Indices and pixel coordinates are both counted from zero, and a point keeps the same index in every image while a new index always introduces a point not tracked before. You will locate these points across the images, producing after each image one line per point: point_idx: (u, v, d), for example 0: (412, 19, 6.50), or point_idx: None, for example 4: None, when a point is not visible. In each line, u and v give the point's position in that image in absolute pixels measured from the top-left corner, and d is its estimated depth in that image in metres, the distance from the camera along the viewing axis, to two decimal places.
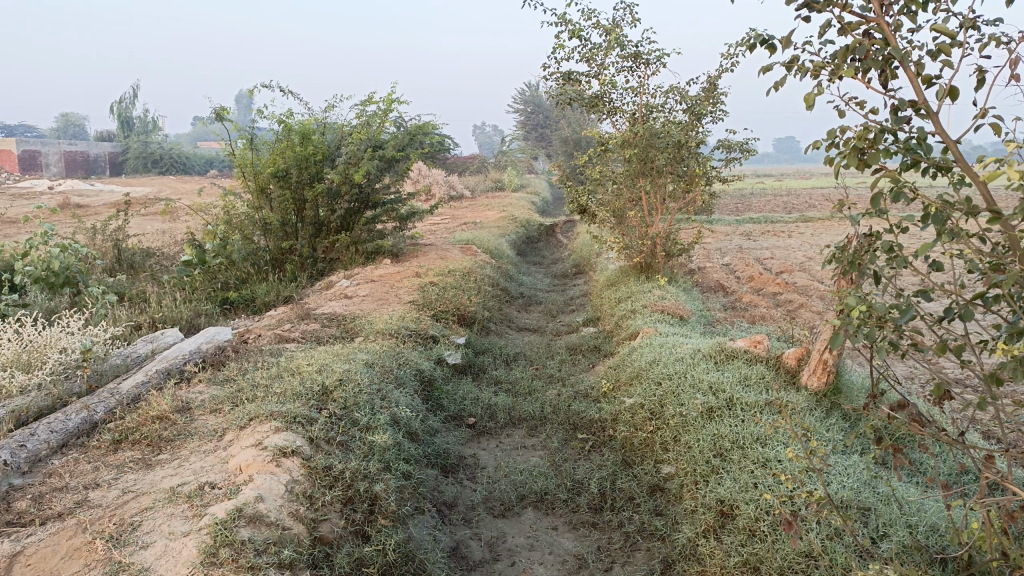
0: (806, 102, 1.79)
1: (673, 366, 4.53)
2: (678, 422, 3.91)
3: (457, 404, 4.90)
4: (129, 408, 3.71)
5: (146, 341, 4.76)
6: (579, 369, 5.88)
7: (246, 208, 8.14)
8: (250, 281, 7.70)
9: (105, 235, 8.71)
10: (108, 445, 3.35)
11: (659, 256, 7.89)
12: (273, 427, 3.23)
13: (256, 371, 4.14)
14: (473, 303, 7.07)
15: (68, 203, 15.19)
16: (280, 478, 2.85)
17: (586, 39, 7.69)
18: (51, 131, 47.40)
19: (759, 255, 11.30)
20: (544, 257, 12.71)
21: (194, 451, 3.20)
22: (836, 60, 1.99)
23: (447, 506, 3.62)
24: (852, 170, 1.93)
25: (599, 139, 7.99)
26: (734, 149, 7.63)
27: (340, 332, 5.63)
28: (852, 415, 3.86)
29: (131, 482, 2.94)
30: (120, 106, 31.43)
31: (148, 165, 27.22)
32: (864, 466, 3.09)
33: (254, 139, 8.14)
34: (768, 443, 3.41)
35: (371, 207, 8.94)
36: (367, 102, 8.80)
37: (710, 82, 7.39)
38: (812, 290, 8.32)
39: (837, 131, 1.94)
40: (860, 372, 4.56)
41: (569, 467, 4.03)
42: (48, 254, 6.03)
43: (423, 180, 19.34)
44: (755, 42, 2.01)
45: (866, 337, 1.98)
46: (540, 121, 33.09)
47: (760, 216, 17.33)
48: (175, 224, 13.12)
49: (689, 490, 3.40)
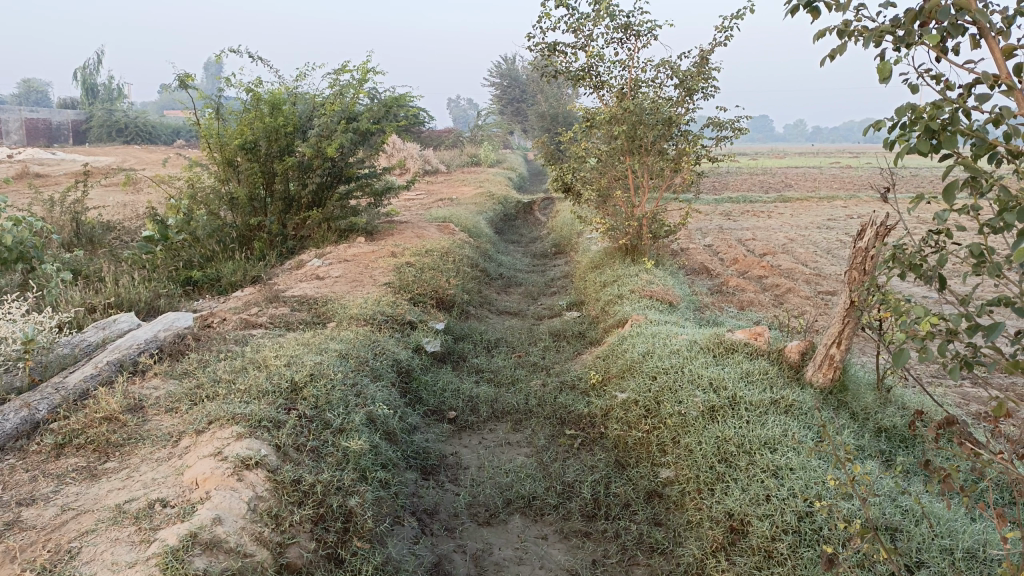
0: (881, 72, 1.54)
1: (669, 359, 4.24)
2: (677, 422, 3.64)
3: (437, 397, 4.59)
4: (76, 407, 3.35)
5: (98, 328, 4.36)
6: (564, 357, 5.58)
7: (212, 181, 7.70)
8: (215, 260, 7.29)
9: (62, 208, 8.21)
10: (49, 450, 3.00)
11: (646, 238, 7.57)
12: (235, 432, 2.89)
13: (218, 364, 3.78)
14: (451, 285, 6.73)
15: (27, 171, 14.46)
16: (240, 495, 2.51)
17: (573, 8, 7.30)
18: (10, 96, 45.77)
19: (742, 236, 11.06)
20: (523, 236, 12.36)
21: (145, 459, 2.86)
22: (902, 25, 1.67)
23: (427, 514, 3.31)
24: (921, 156, 1.64)
25: (583, 115, 7.62)
26: (725, 128, 7.25)
27: (311, 317, 5.28)
28: (861, 416, 3.61)
29: (72, 498, 2.59)
30: (84, 72, 30.30)
31: (112, 135, 26.36)
32: (887, 478, 2.86)
33: (220, 109, 7.66)
34: (778, 449, 3.16)
35: (344, 181, 8.53)
36: (341, 72, 8.36)
37: (701, 56, 7.05)
38: (798, 273, 8.07)
39: (904, 109, 1.65)
40: (864, 367, 4.29)
41: (559, 468, 3.75)
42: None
43: (397, 154, 18.82)
44: (800, 4, 1.74)
45: (934, 352, 1.68)
46: (516, 95, 32.38)
47: (739, 194, 17.06)
48: (138, 196, 12.54)
49: (692, 499, 3.15)
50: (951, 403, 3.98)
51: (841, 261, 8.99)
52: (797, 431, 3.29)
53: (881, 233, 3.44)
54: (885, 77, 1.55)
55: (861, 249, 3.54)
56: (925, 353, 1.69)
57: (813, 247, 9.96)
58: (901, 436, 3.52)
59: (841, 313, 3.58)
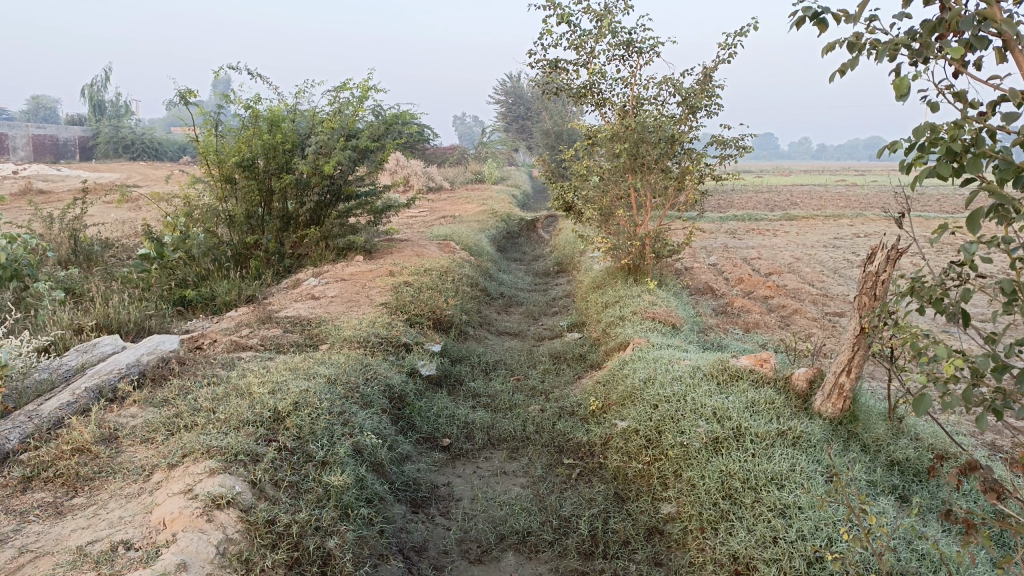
0: (897, 89, 1.40)
1: (672, 387, 4.06)
2: (679, 454, 3.48)
3: (430, 424, 4.42)
4: (49, 436, 3.19)
5: (78, 351, 4.21)
6: (563, 381, 5.41)
7: (208, 199, 7.59)
8: (210, 278, 7.15)
9: (58, 224, 8.10)
10: (16, 484, 2.83)
11: (649, 258, 7.41)
12: (208, 468, 2.73)
13: (201, 391, 3.61)
14: (450, 305, 6.57)
15: (28, 187, 14.34)
16: (209, 537, 2.35)
17: (575, 24, 7.20)
18: (19, 113, 46.11)
19: (747, 254, 10.89)
20: (525, 254, 12.22)
21: (114, 495, 2.70)
22: (919, 38, 1.53)
23: (415, 551, 3.14)
24: (942, 181, 1.48)
25: (585, 132, 7.51)
26: (729, 146, 7.11)
27: (303, 339, 5.13)
28: (872, 448, 3.43)
29: (32, 538, 2.43)
30: (91, 89, 30.45)
31: (118, 151, 26.36)
32: (901, 520, 2.70)
33: (219, 125, 7.51)
34: (785, 485, 2.99)
35: (343, 199, 8.40)
36: (341, 89, 8.26)
37: (705, 73, 6.92)
38: (805, 294, 7.90)
39: (922, 129, 1.50)
40: (874, 395, 4.11)
41: (555, 502, 3.57)
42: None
43: (401, 171, 18.74)
44: (806, 15, 1.61)
45: (961, 398, 1.52)
46: (521, 113, 32.40)
47: (744, 212, 16.88)
48: (140, 212, 12.45)
49: (695, 539, 3.00)
50: (966, 434, 3.80)
51: (848, 281, 8.82)
52: (806, 465, 3.12)
53: (892, 257, 3.26)
54: (902, 93, 1.41)
55: (872, 273, 3.36)
56: (953, 399, 1.52)
57: (820, 267, 9.78)
58: (915, 470, 3.33)
59: (851, 340, 3.39)
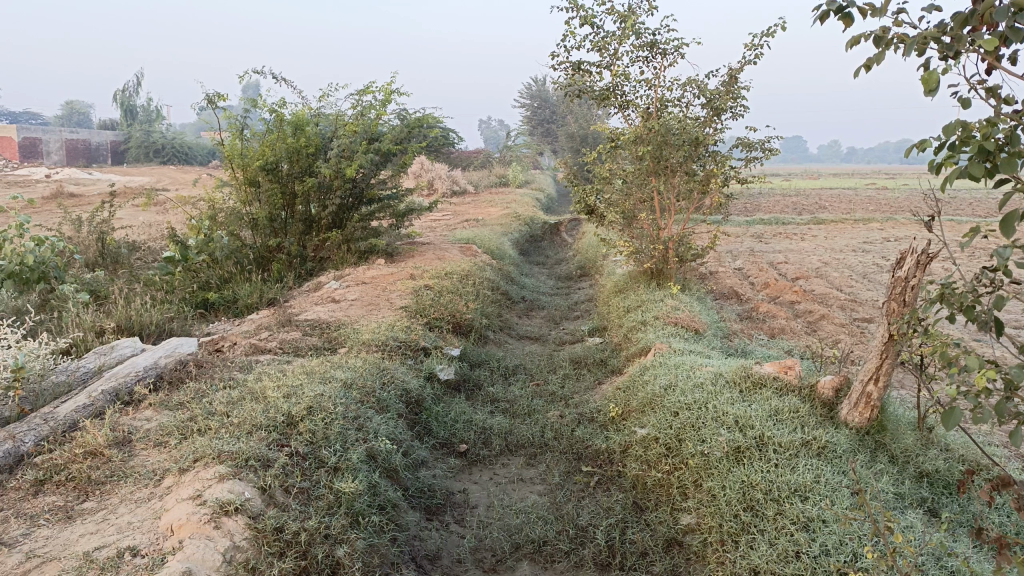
0: (926, 83, 1.32)
1: (693, 394, 3.97)
2: (699, 464, 3.39)
3: (447, 429, 4.37)
4: (64, 439, 3.18)
5: (97, 353, 4.21)
6: (584, 387, 5.33)
7: (231, 202, 7.62)
8: (233, 281, 7.17)
9: (85, 227, 8.19)
10: (29, 486, 2.82)
11: (672, 262, 7.30)
12: (218, 473, 2.70)
13: (216, 395, 3.59)
14: (470, 309, 6.52)
15: (60, 191, 14.58)
16: (216, 545, 2.33)
17: (598, 26, 7.12)
18: (55, 118, 47.04)
19: (774, 259, 10.72)
20: (549, 258, 12.14)
21: (124, 500, 2.68)
22: (949, 30, 1.44)
23: (428, 559, 3.09)
24: (974, 181, 1.40)
25: (608, 135, 7.43)
26: (755, 148, 6.99)
27: (322, 343, 5.10)
28: (901, 459, 3.32)
29: (40, 542, 2.42)
30: (123, 94, 30.92)
31: (149, 156, 26.75)
32: (930, 535, 2.60)
33: (244, 129, 7.54)
34: (809, 498, 2.90)
35: (365, 203, 8.39)
36: (363, 92, 8.26)
37: (730, 75, 6.82)
38: (832, 299, 7.74)
39: (954, 126, 1.42)
40: (903, 404, 3.98)
41: (572, 510, 3.50)
42: (21, 248, 5.51)
43: (425, 175, 18.79)
44: (830, 9, 1.53)
45: (993, 412, 1.43)
46: (546, 117, 32.37)
47: (772, 216, 16.65)
48: (169, 216, 12.58)
49: (715, 552, 2.92)
50: (999, 445, 3.66)
51: (878, 286, 8.63)
52: (830, 476, 3.02)
53: (922, 262, 3.14)
54: (930, 88, 1.33)
55: (900, 278, 3.25)
56: (983, 414, 1.43)
57: (849, 272, 9.59)
58: (945, 482, 3.21)
59: (878, 348, 3.28)
